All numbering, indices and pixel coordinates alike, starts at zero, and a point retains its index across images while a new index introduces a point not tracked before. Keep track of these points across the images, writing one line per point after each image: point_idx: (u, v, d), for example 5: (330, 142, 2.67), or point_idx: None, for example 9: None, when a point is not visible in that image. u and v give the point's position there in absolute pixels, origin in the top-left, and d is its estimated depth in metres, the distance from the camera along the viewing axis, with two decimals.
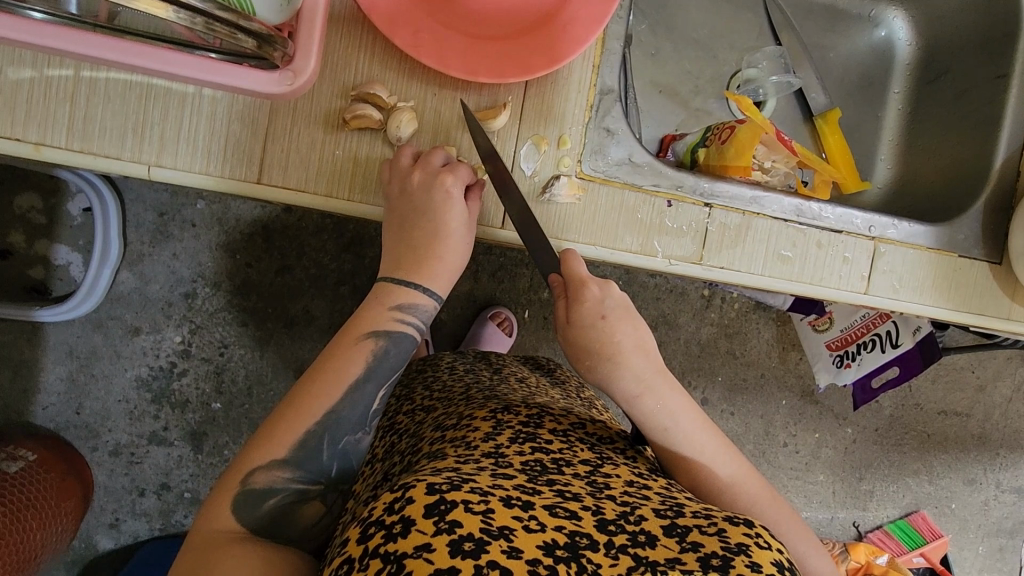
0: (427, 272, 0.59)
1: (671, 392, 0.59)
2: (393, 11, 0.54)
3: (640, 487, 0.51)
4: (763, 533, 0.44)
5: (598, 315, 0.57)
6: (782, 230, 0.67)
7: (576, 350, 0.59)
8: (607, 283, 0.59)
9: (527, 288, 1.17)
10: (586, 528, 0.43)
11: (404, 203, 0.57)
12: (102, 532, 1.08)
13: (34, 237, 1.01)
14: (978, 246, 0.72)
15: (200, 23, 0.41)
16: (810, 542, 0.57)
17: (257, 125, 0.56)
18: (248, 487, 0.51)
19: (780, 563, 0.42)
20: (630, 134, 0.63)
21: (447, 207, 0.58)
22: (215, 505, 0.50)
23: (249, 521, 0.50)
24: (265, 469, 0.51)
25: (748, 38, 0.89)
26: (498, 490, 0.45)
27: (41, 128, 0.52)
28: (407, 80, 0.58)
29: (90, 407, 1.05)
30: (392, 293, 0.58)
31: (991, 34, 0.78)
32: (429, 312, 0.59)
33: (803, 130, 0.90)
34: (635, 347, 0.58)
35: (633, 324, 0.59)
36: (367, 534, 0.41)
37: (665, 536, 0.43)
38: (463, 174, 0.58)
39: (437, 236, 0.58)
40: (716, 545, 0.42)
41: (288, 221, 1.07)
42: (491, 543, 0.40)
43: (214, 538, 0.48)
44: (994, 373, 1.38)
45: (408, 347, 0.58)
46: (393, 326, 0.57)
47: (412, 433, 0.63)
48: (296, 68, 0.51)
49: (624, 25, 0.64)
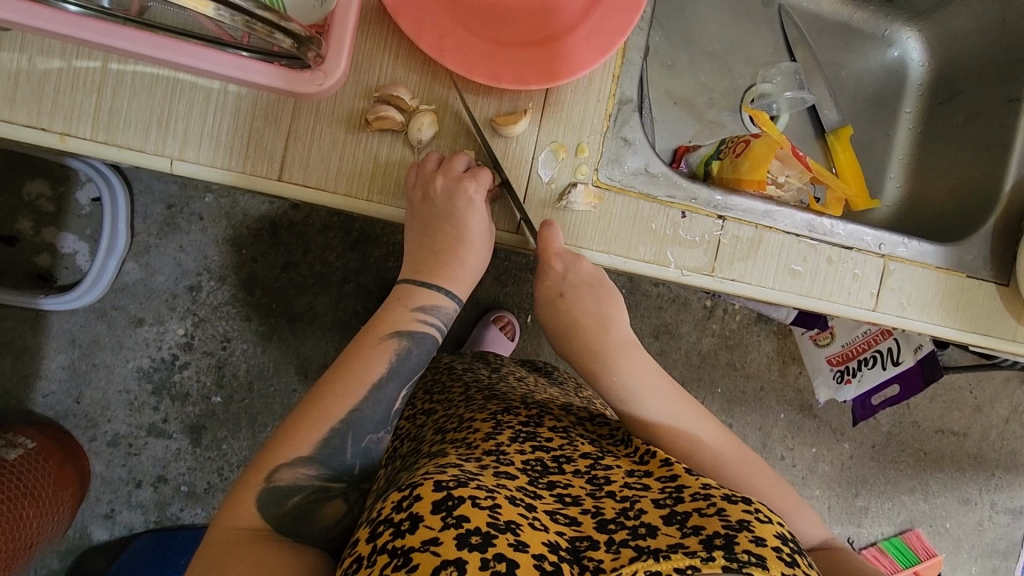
0: (448, 275, 0.60)
1: (632, 362, 0.65)
2: (419, 15, 0.55)
3: (640, 477, 0.51)
4: (762, 509, 0.45)
5: (556, 291, 0.64)
6: (794, 244, 0.67)
7: (550, 324, 0.67)
8: (578, 259, 0.62)
9: (531, 293, 1.17)
10: (586, 531, 0.44)
11: (425, 208, 0.58)
12: (98, 523, 1.07)
13: (41, 224, 1.02)
14: (987, 267, 0.73)
15: (240, 20, 0.40)
16: (796, 505, 0.60)
17: (280, 123, 0.56)
18: (273, 483, 0.51)
19: (782, 535, 0.43)
20: (647, 144, 0.64)
21: (465, 213, 0.59)
22: (237, 501, 0.51)
23: (272, 517, 0.50)
24: (289, 466, 0.52)
25: (762, 52, 0.89)
26: (502, 489, 0.45)
27: (67, 119, 0.53)
28: (430, 83, 0.59)
29: (90, 396, 1.05)
30: (414, 296, 0.59)
31: (1005, 58, 0.78)
32: (450, 313, 0.61)
33: (815, 145, 0.91)
34: (595, 318, 0.65)
35: (595, 299, 0.65)
36: (375, 534, 0.42)
37: (666, 526, 0.44)
38: (485, 180, 0.59)
39: (459, 239, 0.60)
40: (718, 525, 0.42)
41: (296, 218, 1.07)
42: (498, 537, 0.40)
43: (234, 535, 0.48)
44: (992, 394, 1.39)
45: (430, 347, 0.59)
46: (415, 326, 0.59)
47: (415, 436, 0.63)
48: (327, 68, 0.52)
49: (644, 37, 0.65)
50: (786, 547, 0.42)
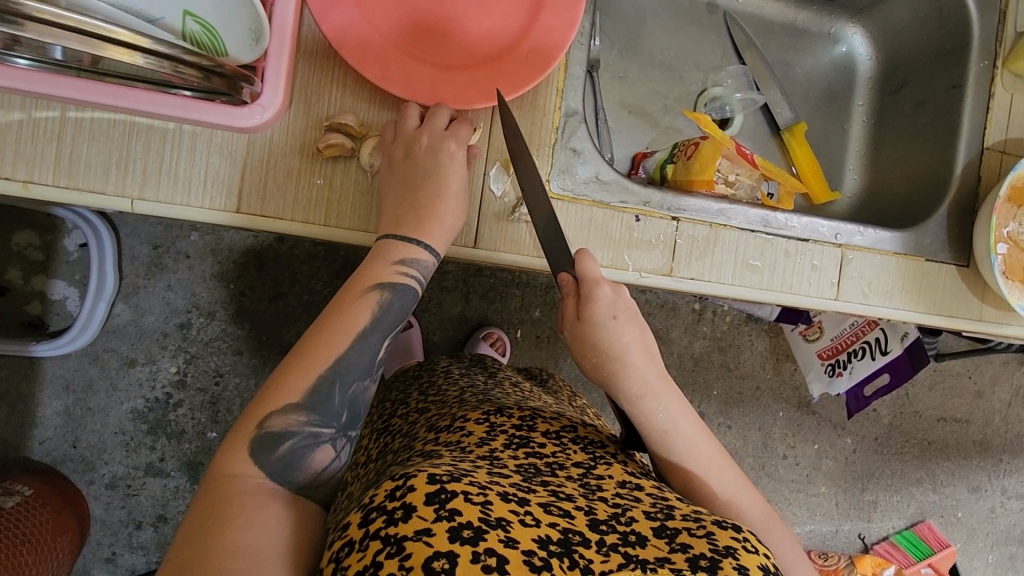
0: (427, 229, 0.58)
1: (672, 397, 0.59)
2: (362, 47, 0.58)
3: (631, 489, 0.51)
4: (751, 539, 0.45)
5: (611, 315, 0.57)
6: (750, 241, 0.69)
7: (588, 348, 0.58)
8: (618, 287, 0.59)
9: (519, 308, 1.19)
10: (579, 526, 0.44)
11: (407, 164, 0.59)
12: (100, 567, 1.08)
13: (30, 273, 1.04)
14: (945, 250, 0.75)
15: (167, 65, 0.46)
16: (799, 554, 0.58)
17: (236, 157, 0.58)
18: (265, 429, 0.51)
19: (766, 567, 0.43)
20: (596, 153, 0.66)
21: (448, 167, 0.59)
22: (227, 454, 0.51)
23: (264, 465, 0.51)
24: (279, 414, 0.52)
25: (713, 58, 0.92)
26: (495, 485, 0.45)
27: (29, 167, 0.55)
28: (378, 109, 0.62)
29: (86, 440, 1.06)
30: (392, 249, 0.58)
31: (945, 47, 0.80)
32: (428, 267, 0.59)
33: (771, 144, 0.93)
34: (640, 350, 0.59)
35: (640, 329, 0.59)
36: (368, 519, 0.41)
37: (655, 537, 0.44)
38: (463, 138, 0.60)
39: (439, 196, 0.59)
40: (705, 547, 0.43)
41: (280, 249, 1.09)
42: (489, 533, 0.41)
43: (229, 483, 0.49)
44: (991, 378, 1.39)
45: (410, 300, 0.58)
46: (395, 279, 0.57)
47: (408, 432, 0.65)
48: (264, 103, 0.54)
49: (586, 51, 0.68)
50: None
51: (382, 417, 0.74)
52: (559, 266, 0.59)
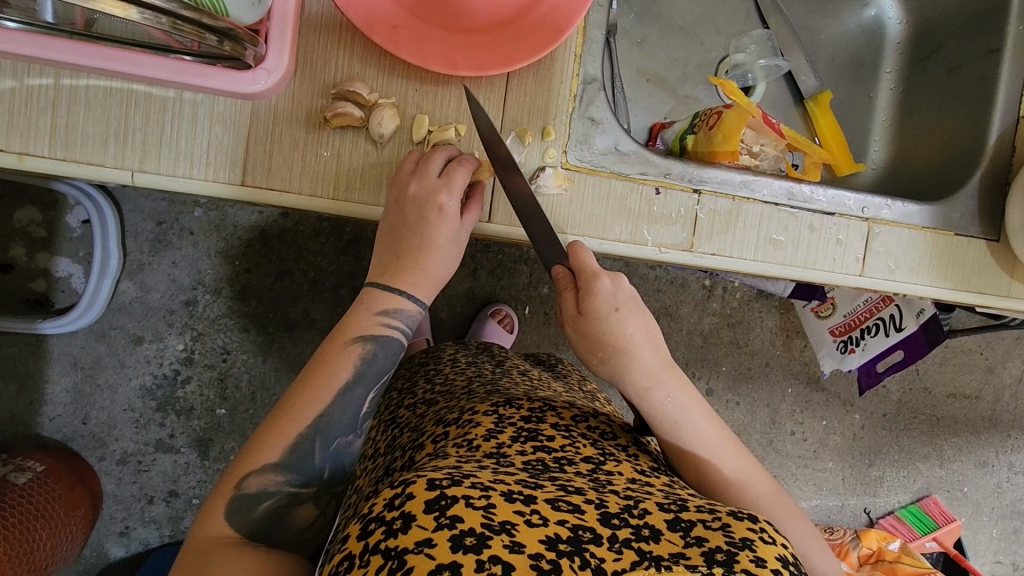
0: (410, 279, 0.58)
1: (679, 384, 0.57)
2: (371, 9, 0.55)
3: (642, 484, 0.49)
4: (768, 528, 0.42)
5: (612, 308, 0.55)
6: (774, 214, 0.67)
7: (590, 344, 0.56)
8: (617, 275, 0.57)
9: (527, 284, 1.16)
10: (590, 522, 0.41)
11: (397, 215, 0.57)
12: (113, 541, 1.08)
13: (34, 249, 1.02)
14: (975, 223, 0.72)
15: (166, 22, 0.42)
16: (814, 537, 0.56)
17: (239, 128, 0.56)
18: (242, 491, 0.52)
19: (785, 558, 0.40)
20: (615, 122, 0.64)
21: (433, 223, 0.57)
22: (209, 512, 0.51)
23: (242, 525, 0.51)
24: (256, 475, 0.52)
25: (734, 24, 0.88)
26: (500, 484, 0.43)
27: (24, 138, 0.53)
28: (387, 77, 0.59)
29: (96, 417, 1.06)
30: (377, 300, 0.58)
31: (982, 9, 0.77)
32: (415, 316, 0.59)
33: (794, 113, 0.90)
34: (647, 340, 0.56)
35: (643, 318, 0.57)
36: (367, 531, 0.39)
37: (669, 531, 0.41)
38: (457, 186, 0.57)
39: (423, 248, 0.57)
40: (720, 540, 0.40)
41: (285, 225, 1.07)
42: (493, 538, 0.38)
43: (206, 545, 0.49)
44: (1003, 354, 1.37)
45: (395, 350, 0.58)
46: (378, 330, 0.57)
47: (415, 427, 0.62)
48: (269, 67, 0.52)
49: (605, 13, 0.64)
50: (787, 570, 0.39)
51: (388, 407, 0.71)
52: (553, 260, 0.58)
